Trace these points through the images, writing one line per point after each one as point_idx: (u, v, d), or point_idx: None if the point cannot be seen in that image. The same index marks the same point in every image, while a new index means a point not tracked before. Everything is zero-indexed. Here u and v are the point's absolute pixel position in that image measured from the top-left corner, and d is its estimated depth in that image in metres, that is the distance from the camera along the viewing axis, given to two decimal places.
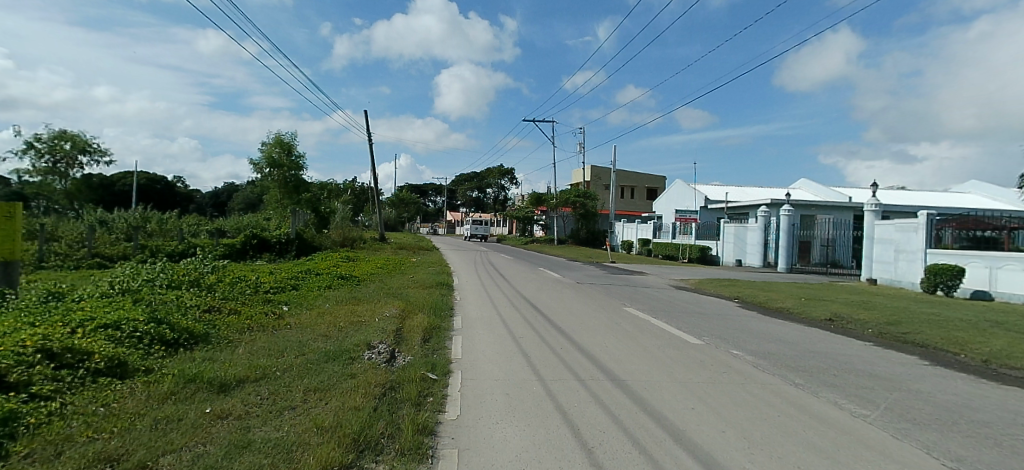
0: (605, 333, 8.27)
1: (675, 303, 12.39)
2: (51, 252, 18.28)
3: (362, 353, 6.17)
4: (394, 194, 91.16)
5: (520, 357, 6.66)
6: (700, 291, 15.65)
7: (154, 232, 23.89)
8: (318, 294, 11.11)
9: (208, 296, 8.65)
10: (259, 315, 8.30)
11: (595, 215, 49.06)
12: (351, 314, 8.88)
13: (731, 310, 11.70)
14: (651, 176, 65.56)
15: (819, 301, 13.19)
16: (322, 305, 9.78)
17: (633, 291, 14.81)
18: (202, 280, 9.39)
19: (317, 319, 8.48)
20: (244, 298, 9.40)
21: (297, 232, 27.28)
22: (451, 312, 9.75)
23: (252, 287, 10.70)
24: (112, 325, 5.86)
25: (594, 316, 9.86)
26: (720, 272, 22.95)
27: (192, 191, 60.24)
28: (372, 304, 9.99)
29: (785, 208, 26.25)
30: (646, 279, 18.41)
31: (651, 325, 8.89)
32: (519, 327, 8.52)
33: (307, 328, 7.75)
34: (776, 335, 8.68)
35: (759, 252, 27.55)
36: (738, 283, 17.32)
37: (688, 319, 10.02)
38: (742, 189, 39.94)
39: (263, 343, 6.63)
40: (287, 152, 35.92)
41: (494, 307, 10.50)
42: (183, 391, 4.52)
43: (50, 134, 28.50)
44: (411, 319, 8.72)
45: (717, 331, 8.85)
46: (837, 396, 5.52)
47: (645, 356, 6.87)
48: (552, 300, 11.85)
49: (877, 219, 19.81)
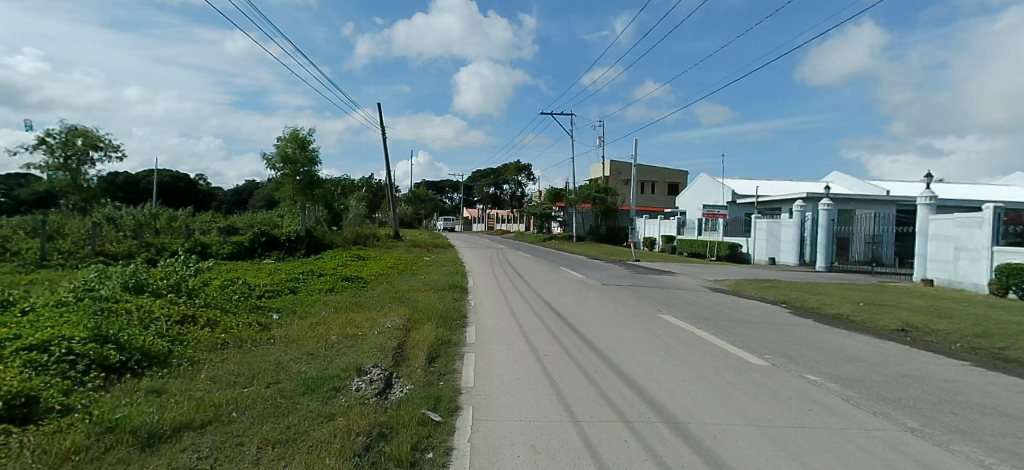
0: (647, 350, 6.95)
1: (717, 309, 10.94)
2: (52, 250, 17.52)
3: (350, 382, 4.95)
4: (411, 191, 90.88)
5: (547, 387, 5.35)
6: (740, 294, 14.14)
7: (162, 229, 23.13)
8: (317, 299, 9.96)
9: (186, 304, 7.54)
10: (241, 326, 7.17)
11: (615, 211, 47.55)
12: (348, 325, 7.69)
13: (783, 318, 10.23)
14: (672, 171, 63.74)
15: (881, 307, 11.59)
16: (318, 314, 8.60)
17: (666, 294, 13.36)
18: (183, 283, 8.29)
19: (307, 331, 7.29)
20: (229, 305, 8.26)
21: (308, 229, 26.42)
22: (463, 322, 8.51)
23: (244, 291, 9.60)
24: (39, 346, 4.72)
25: (628, 326, 8.52)
26: (755, 271, 21.34)
27: (211, 188, 59.99)
28: (374, 312, 8.79)
29: (824, 202, 24.44)
30: (677, 280, 16.94)
31: (699, 340, 7.51)
32: (543, 342, 7.23)
33: (294, 344, 6.56)
34: (851, 354, 7.20)
35: (795, 249, 25.77)
36: (781, 284, 15.71)
37: (740, 331, 8.57)
38: (772, 183, 38.02)
39: (233, 366, 5.44)
40: (302, 148, 34.78)
41: (512, 314, 9.23)
42: (92, 447, 3.31)
43: (63, 130, 28.11)
44: (415, 331, 7.49)
45: (779, 347, 7.42)
46: (977, 450, 4.07)
47: (702, 384, 5.53)
48: (576, 306, 10.53)
49: (932, 213, 18.04)
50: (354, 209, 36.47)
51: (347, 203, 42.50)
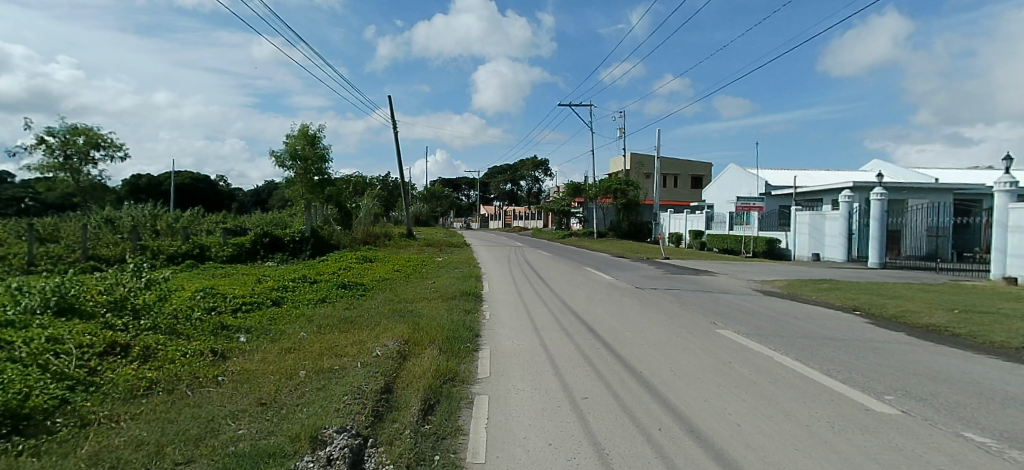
0: (719, 388, 5.19)
1: (782, 321, 8.99)
2: (41, 254, 16.27)
3: (296, 464, 3.22)
4: (428, 189, 89.92)
5: (595, 463, 3.57)
6: (798, 298, 12.14)
7: (162, 231, 21.89)
8: (302, 314, 8.32)
9: (123, 330, 5.93)
10: (189, 357, 5.53)
11: (637, 206, 45.48)
12: (326, 353, 6.03)
13: (871, 333, 8.21)
14: (695, 164, 61.33)
15: (984, 316, 9.50)
16: (297, 335, 6.96)
17: (712, 299, 11.44)
18: (128, 299, 6.70)
19: (272, 363, 5.63)
20: (185, 325, 6.65)
21: (313, 228, 24.99)
22: (476, 344, 6.85)
23: (210, 305, 7.99)
24: None
25: (680, 346, 6.80)
26: (801, 269, 19.25)
27: (228, 188, 59.46)
28: (366, 332, 7.12)
29: (876, 191, 22.02)
30: (718, 281, 15.07)
31: (783, 371, 5.71)
32: (578, 377, 5.51)
33: (247, 385, 4.90)
34: (1002, 391, 5.28)
35: (843, 244, 23.44)
36: (842, 286, 13.61)
37: (827, 352, 6.73)
38: (808, 173, 35.61)
39: (140, 430, 3.76)
40: (311, 144, 33.55)
41: (534, 332, 7.54)
42: None
43: (62, 129, 27.24)
44: (411, 361, 5.79)
45: (897, 382, 5.51)
46: None
47: (823, 456, 3.72)
48: (612, 318, 8.76)
49: (1012, 202, 15.75)
50: (366, 207, 35.08)
51: (359, 201, 41.13)
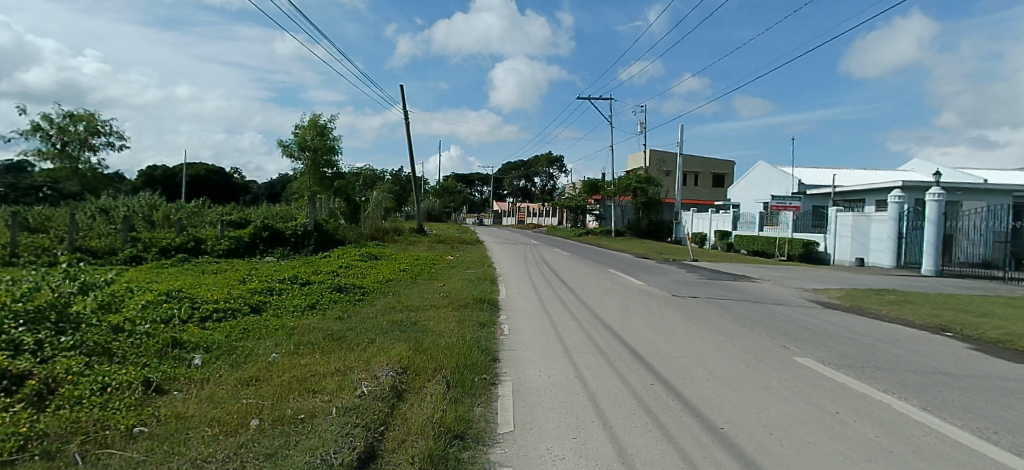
0: (847, 464, 3.54)
1: (866, 344, 7.36)
2: (24, 244, 14.99)
3: None
4: (440, 184, 88.50)
5: None
6: (865, 313, 10.39)
7: (160, 223, 20.65)
8: (282, 327, 6.83)
9: (31, 353, 4.50)
10: (106, 394, 4.06)
11: (658, 204, 43.47)
12: (296, 387, 4.53)
13: (989, 366, 6.50)
14: (718, 162, 59.06)
15: None
16: (266, 357, 5.46)
17: (768, 311, 9.85)
18: (53, 307, 5.28)
19: (220, 402, 4.15)
20: (123, 344, 5.20)
21: (317, 222, 23.58)
22: (492, 375, 5.30)
23: (169, 315, 6.54)
24: None
25: (760, 385, 5.19)
26: (852, 277, 17.37)
27: (242, 180, 58.54)
28: (355, 354, 5.63)
29: (934, 192, 19.93)
30: (763, 289, 13.39)
31: (923, 433, 4.08)
32: (636, 434, 3.96)
33: (170, 443, 3.41)
34: None
35: (891, 249, 21.47)
36: (912, 299, 11.79)
37: (956, 397, 5.08)
38: (844, 172, 33.41)
39: None
40: (322, 135, 32.04)
41: (566, 359, 5.98)
42: None
43: (61, 115, 26.12)
44: (406, 405, 4.24)
45: None
46: None
47: None
48: (658, 338, 7.17)
49: None
50: (375, 200, 33.71)
51: (370, 195, 39.68)
